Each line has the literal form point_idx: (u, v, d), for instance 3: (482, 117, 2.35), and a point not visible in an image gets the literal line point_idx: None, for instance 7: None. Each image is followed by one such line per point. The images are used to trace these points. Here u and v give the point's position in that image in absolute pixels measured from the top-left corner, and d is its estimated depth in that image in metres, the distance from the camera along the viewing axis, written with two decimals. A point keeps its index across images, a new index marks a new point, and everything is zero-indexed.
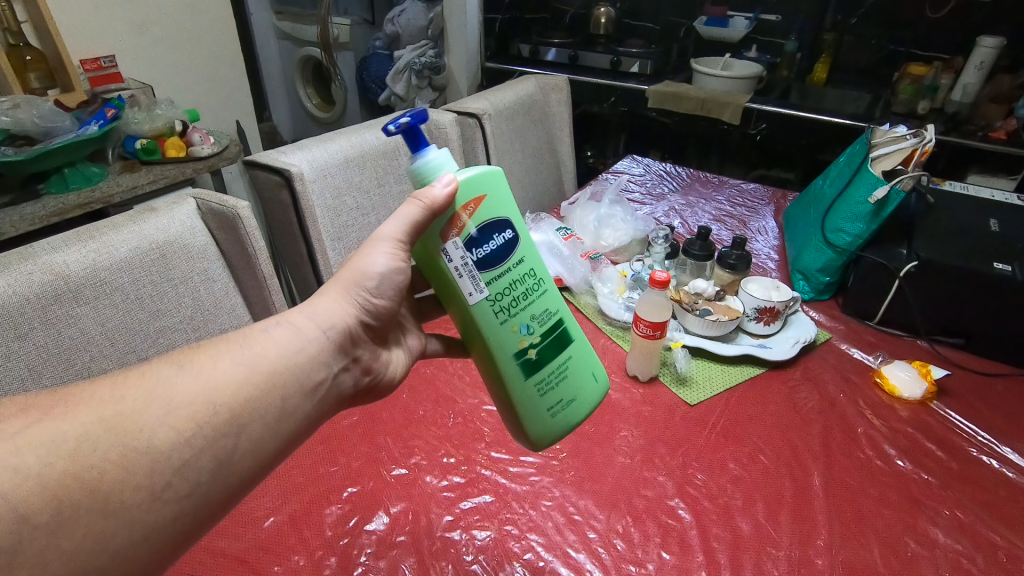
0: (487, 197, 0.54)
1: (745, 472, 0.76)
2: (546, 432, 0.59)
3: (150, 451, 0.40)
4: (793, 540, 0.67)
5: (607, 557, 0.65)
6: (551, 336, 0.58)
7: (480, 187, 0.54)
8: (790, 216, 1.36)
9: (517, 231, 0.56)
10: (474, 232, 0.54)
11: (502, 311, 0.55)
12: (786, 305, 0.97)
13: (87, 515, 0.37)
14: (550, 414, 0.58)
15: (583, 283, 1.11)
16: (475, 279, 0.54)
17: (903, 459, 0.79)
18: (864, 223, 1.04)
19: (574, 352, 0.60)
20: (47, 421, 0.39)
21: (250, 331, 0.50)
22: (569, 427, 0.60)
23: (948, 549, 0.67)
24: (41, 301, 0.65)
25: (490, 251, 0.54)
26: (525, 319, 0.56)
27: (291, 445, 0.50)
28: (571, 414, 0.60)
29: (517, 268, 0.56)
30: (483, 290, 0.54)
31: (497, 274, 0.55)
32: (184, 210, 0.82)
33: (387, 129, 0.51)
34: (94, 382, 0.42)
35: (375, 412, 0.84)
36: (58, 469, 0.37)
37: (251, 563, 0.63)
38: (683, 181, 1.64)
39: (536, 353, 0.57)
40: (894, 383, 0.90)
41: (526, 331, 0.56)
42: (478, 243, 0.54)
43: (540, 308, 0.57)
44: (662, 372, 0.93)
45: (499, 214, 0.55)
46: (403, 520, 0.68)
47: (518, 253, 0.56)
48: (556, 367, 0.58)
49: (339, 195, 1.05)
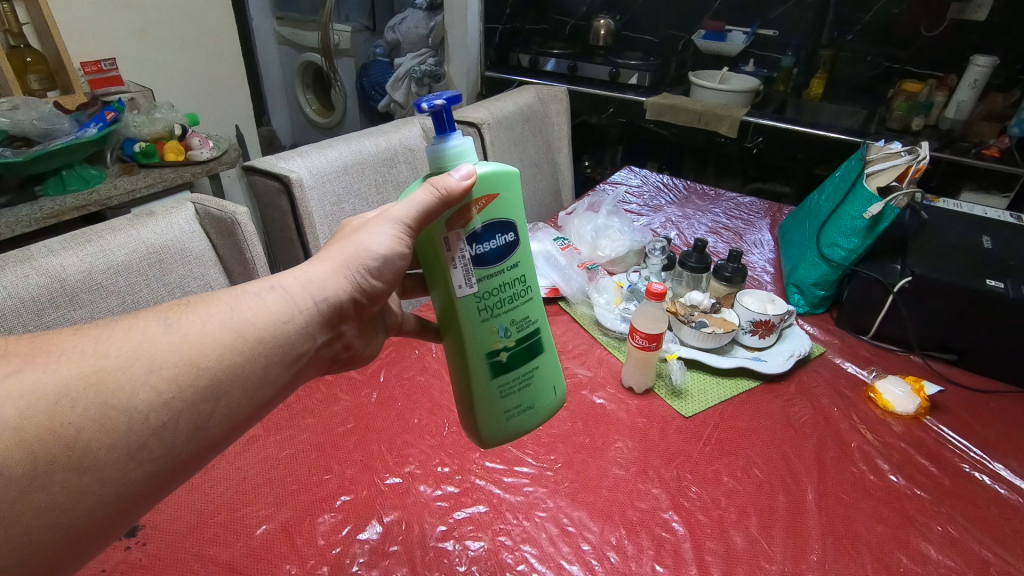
0: (501, 197, 0.55)
1: (739, 485, 0.76)
2: (499, 433, 0.59)
3: (127, 411, 0.41)
4: (787, 555, 0.67)
5: (601, 570, 0.65)
6: (525, 343, 0.59)
7: (495, 185, 0.54)
8: (786, 229, 1.37)
9: (518, 237, 0.57)
10: (479, 227, 0.54)
11: (485, 309, 0.56)
12: (781, 318, 0.98)
13: (61, 470, 0.39)
14: (505, 416, 0.59)
15: (580, 293, 1.11)
16: (467, 273, 0.54)
17: (896, 475, 0.79)
18: (859, 238, 1.05)
19: (543, 364, 0.61)
20: (28, 372, 0.39)
21: (240, 292, 0.50)
22: (522, 433, 0.60)
23: (940, 565, 0.67)
24: (37, 304, 0.65)
25: (491, 251, 0.55)
26: (503, 323, 0.57)
27: (269, 407, 0.50)
28: (523, 422, 0.60)
29: (509, 273, 0.56)
30: (472, 285, 0.55)
31: (489, 272, 0.55)
32: (183, 214, 0.82)
33: (419, 107, 0.51)
34: (81, 334, 0.43)
35: (370, 420, 0.83)
36: (36, 424, 0.38)
37: (243, 571, 0.63)
38: (680, 192, 1.65)
39: (507, 356, 0.58)
40: (888, 399, 0.90)
41: (502, 335, 0.57)
42: (480, 239, 0.54)
43: (521, 315, 0.58)
44: (657, 385, 0.93)
45: (508, 216, 0.56)
46: (396, 530, 0.68)
47: (515, 259, 0.57)
48: (522, 374, 0.59)
49: (337, 201, 1.05)
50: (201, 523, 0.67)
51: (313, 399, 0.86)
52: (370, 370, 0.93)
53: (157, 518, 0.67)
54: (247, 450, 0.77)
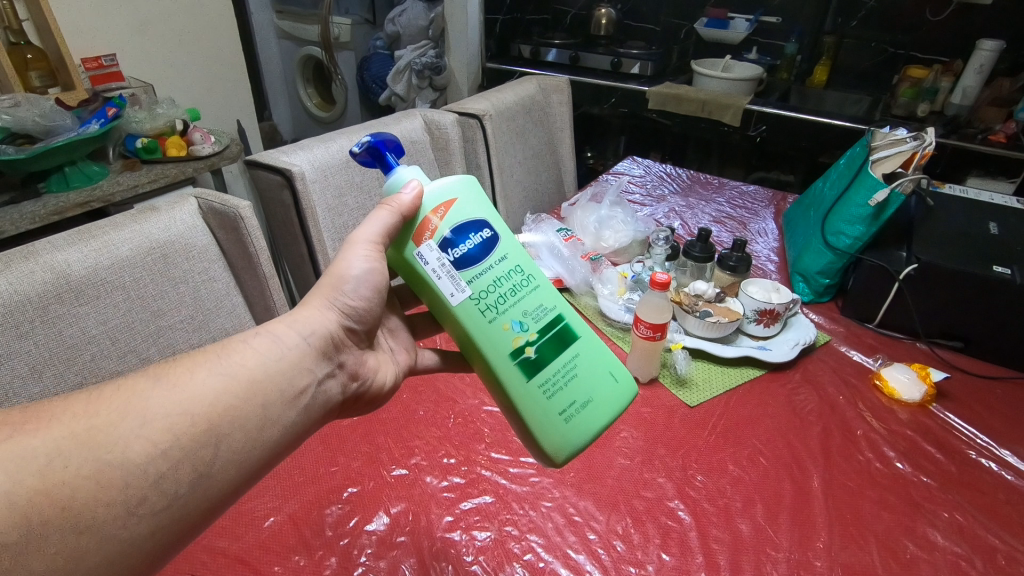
0: (459, 200, 0.55)
1: (744, 474, 0.76)
2: (562, 439, 0.56)
3: (124, 467, 0.40)
4: (793, 543, 0.68)
5: (607, 559, 0.65)
6: (551, 332, 0.56)
7: (450, 192, 0.55)
8: (790, 218, 1.36)
9: (495, 231, 0.56)
10: (447, 233, 0.54)
11: (489, 310, 0.54)
12: (786, 307, 0.97)
13: (57, 535, 0.37)
14: (562, 418, 0.56)
15: (583, 284, 1.11)
16: (454, 278, 0.53)
17: (903, 462, 0.79)
18: (864, 226, 1.04)
19: (580, 349, 0.58)
20: (18, 437, 0.38)
21: (229, 342, 0.49)
22: (587, 432, 0.57)
23: (947, 552, 0.67)
24: (42, 301, 0.65)
25: (470, 248, 0.54)
26: (519, 315, 0.55)
27: (276, 455, 0.49)
28: (586, 418, 0.57)
29: (500, 265, 0.55)
30: (464, 288, 0.53)
31: (477, 272, 0.54)
32: (185, 209, 0.82)
33: (352, 151, 0.55)
34: (68, 398, 0.41)
35: (375, 412, 0.84)
36: (28, 488, 0.36)
37: (252, 563, 0.63)
38: (683, 182, 1.64)
39: (535, 351, 0.56)
40: (894, 386, 0.90)
41: (521, 328, 0.55)
42: (453, 244, 0.54)
43: (532, 304, 0.56)
44: (662, 374, 0.93)
45: (476, 214, 0.55)
46: (403, 521, 0.68)
47: (501, 250, 0.56)
48: (560, 365, 0.56)
49: (339, 195, 1.05)
50: None
51: None
52: None
53: None
54: None
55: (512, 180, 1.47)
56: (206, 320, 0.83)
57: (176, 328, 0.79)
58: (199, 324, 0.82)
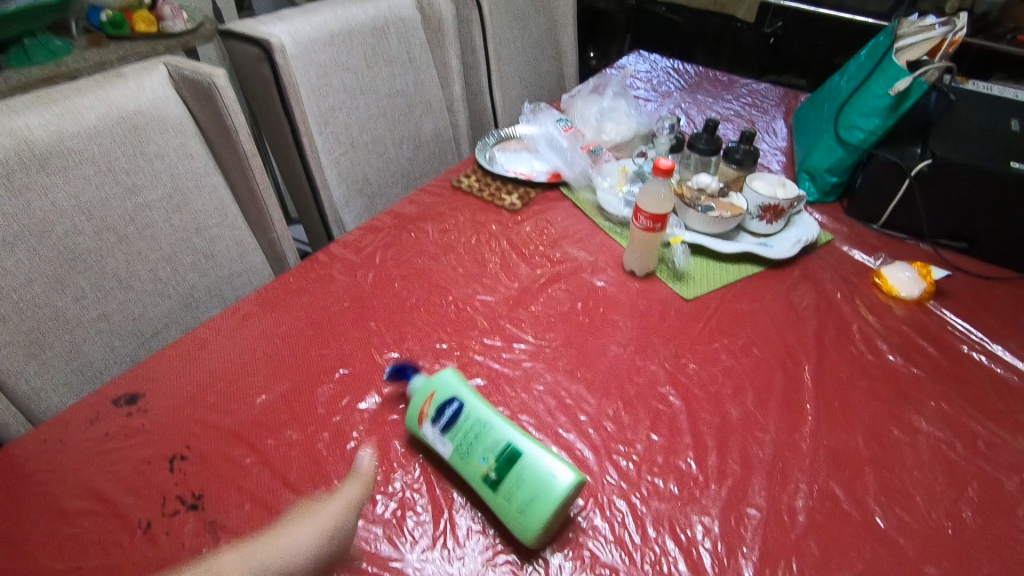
0: (438, 387, 0.62)
1: (736, 363, 0.76)
2: (512, 510, 0.54)
3: None
4: (781, 426, 0.69)
5: (597, 438, 0.66)
6: (507, 463, 0.56)
7: (432, 385, 0.62)
8: (801, 116, 1.29)
9: (468, 404, 0.60)
10: (433, 410, 0.61)
11: (462, 452, 0.59)
12: (792, 203, 0.94)
13: None
14: (512, 500, 0.55)
15: (582, 177, 1.07)
16: (438, 436, 0.60)
17: (895, 355, 0.79)
18: (881, 119, 0.99)
19: (531, 465, 0.55)
20: None
21: None
22: (540, 503, 0.53)
23: (931, 437, 0.68)
24: (6, 169, 0.64)
25: (445, 426, 0.60)
26: (480, 451, 0.58)
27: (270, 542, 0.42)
28: (539, 464, 0.55)
29: (468, 421, 0.59)
30: (445, 441, 0.60)
31: (454, 430, 0.59)
32: (155, 77, 0.78)
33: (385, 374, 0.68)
34: None
35: (367, 299, 0.83)
36: None
37: (245, 437, 0.63)
38: (691, 78, 1.55)
39: (496, 477, 0.56)
40: (893, 283, 0.88)
41: (483, 461, 0.57)
42: (437, 416, 0.61)
43: (492, 441, 0.57)
44: (659, 269, 0.91)
45: (451, 393, 0.61)
46: (395, 400, 0.68)
47: (470, 407, 0.60)
48: (516, 480, 0.55)
49: (324, 73, 0.98)
50: (200, 392, 0.68)
51: (307, 279, 0.85)
52: (366, 253, 0.91)
53: (158, 387, 0.68)
54: (243, 326, 0.76)
55: (508, 70, 1.38)
56: (187, 200, 0.81)
57: (154, 207, 0.78)
58: (179, 204, 0.80)
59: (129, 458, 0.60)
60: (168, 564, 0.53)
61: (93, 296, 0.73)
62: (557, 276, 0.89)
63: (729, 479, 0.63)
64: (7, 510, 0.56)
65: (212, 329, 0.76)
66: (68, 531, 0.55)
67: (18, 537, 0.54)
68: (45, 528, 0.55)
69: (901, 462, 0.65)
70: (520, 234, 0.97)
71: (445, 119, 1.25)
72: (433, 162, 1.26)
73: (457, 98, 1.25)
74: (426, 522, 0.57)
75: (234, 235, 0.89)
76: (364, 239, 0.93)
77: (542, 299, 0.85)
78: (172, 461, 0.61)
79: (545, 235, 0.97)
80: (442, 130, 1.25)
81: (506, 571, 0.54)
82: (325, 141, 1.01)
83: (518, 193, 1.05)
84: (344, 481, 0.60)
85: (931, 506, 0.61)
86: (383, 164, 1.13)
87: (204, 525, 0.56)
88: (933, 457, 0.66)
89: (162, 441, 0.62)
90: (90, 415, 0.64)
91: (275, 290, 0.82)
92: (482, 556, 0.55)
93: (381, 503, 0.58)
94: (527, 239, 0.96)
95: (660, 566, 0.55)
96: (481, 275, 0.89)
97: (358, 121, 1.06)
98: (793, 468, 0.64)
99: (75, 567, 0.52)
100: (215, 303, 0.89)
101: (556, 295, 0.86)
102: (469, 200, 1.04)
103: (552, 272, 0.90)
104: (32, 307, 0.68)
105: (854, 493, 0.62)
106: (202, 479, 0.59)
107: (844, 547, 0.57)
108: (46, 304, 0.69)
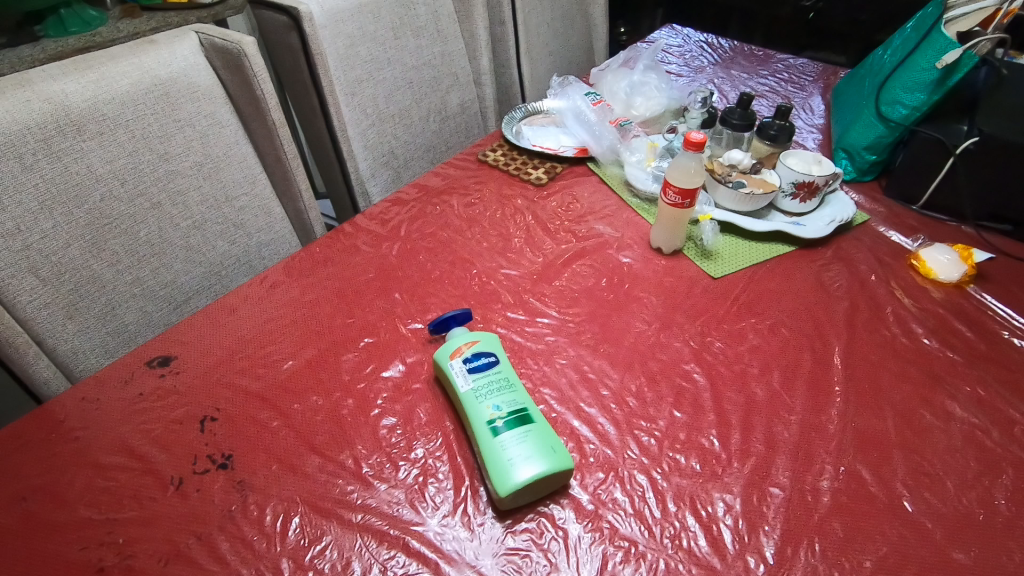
0: (481, 341, 0.66)
1: (763, 342, 0.75)
2: (502, 461, 0.55)
3: None
4: (807, 407, 0.67)
5: (619, 413, 0.66)
6: (521, 420, 0.58)
7: (478, 337, 0.66)
8: (840, 92, 1.25)
9: (504, 364, 0.64)
10: (469, 354, 0.64)
11: (481, 393, 0.60)
12: (827, 180, 0.91)
13: None
14: (510, 449, 0.55)
15: (610, 152, 1.05)
16: (465, 374, 0.62)
17: (930, 338, 0.76)
18: (926, 94, 0.95)
19: (542, 435, 0.57)
20: None
21: None
22: (531, 467, 0.54)
23: (964, 422, 0.66)
24: (44, 132, 0.65)
25: (476, 368, 0.62)
26: (498, 400, 0.59)
27: None
28: (536, 441, 0.56)
29: (497, 373, 0.62)
30: (469, 381, 0.61)
31: (483, 375, 0.62)
32: (186, 43, 0.79)
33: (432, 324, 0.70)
34: None
35: (392, 271, 0.83)
36: None
37: (272, 401, 0.65)
38: (725, 53, 1.50)
39: (503, 425, 0.57)
40: (931, 266, 0.85)
41: (497, 409, 0.59)
42: (471, 360, 0.63)
43: (514, 397, 0.60)
44: (687, 247, 0.89)
45: (495, 352, 0.65)
46: (418, 369, 0.69)
47: (503, 365, 0.64)
48: (521, 435, 0.56)
49: (352, 44, 0.98)
50: (229, 357, 0.69)
51: (334, 250, 0.85)
52: (391, 225, 0.91)
53: (189, 350, 0.69)
54: (271, 294, 0.78)
55: (537, 43, 1.36)
56: (217, 168, 0.83)
57: (185, 173, 0.79)
58: (209, 172, 0.82)
59: (161, 417, 0.62)
60: (198, 518, 0.55)
61: (127, 261, 0.75)
62: (582, 251, 0.88)
63: (752, 457, 0.62)
64: (48, 463, 0.58)
65: (241, 296, 0.77)
66: (105, 484, 0.57)
67: (58, 488, 0.56)
68: (82, 481, 0.57)
69: (932, 447, 0.64)
70: (545, 209, 0.96)
71: (472, 92, 1.24)
72: (459, 137, 1.26)
73: (485, 71, 1.23)
74: (447, 488, 0.58)
75: (263, 205, 0.90)
76: (389, 211, 0.94)
77: (566, 274, 0.84)
78: (203, 422, 0.62)
79: (571, 210, 0.96)
80: (468, 104, 1.24)
81: (525, 539, 0.54)
82: (352, 112, 1.01)
83: (544, 167, 1.04)
84: (367, 446, 0.61)
85: (962, 492, 0.60)
86: (409, 136, 1.13)
87: (232, 483, 0.57)
88: (965, 443, 0.64)
89: (193, 402, 0.64)
90: (125, 375, 0.66)
91: (302, 259, 0.83)
92: (501, 524, 0.55)
93: (403, 469, 0.59)
94: (552, 214, 0.95)
95: (679, 541, 0.55)
96: (506, 249, 0.88)
97: (385, 92, 1.06)
98: (818, 449, 0.63)
99: (111, 518, 0.54)
100: (244, 272, 0.91)
101: (580, 271, 0.85)
102: (494, 174, 1.04)
103: (577, 248, 0.89)
104: (70, 270, 0.70)
105: (881, 475, 0.61)
106: (231, 439, 0.61)
107: (869, 529, 0.56)
108: (82, 268, 0.71)
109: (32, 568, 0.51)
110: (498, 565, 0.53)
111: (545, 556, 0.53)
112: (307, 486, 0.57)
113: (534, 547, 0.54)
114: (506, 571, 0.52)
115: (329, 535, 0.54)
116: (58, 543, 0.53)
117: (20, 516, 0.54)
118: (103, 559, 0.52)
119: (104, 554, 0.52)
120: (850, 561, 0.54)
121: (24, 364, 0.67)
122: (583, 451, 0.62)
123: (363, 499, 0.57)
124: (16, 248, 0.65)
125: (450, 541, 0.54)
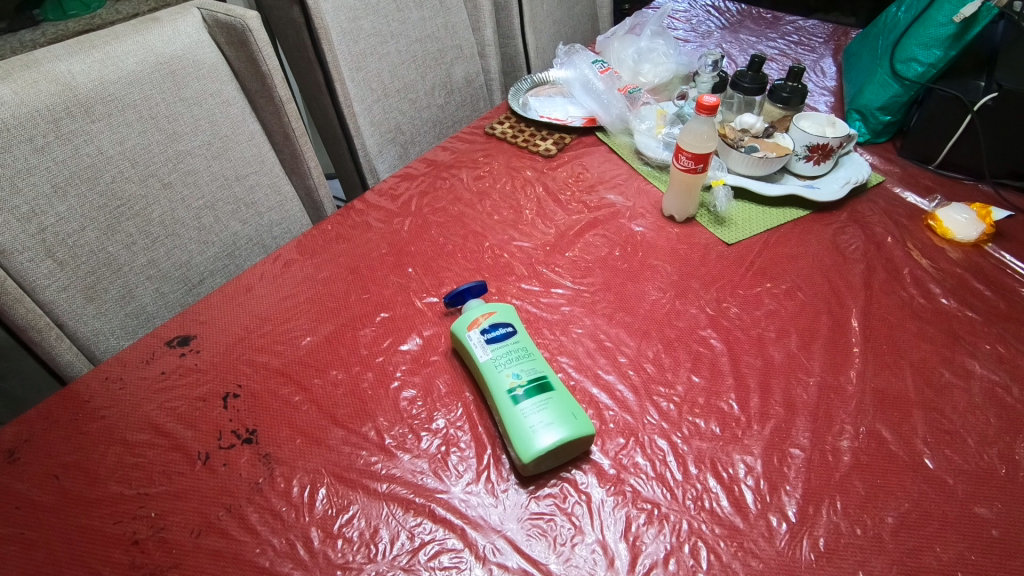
0: (497, 311, 0.65)
1: (779, 306, 0.75)
2: (526, 433, 0.55)
3: None
4: (826, 368, 0.67)
5: (637, 379, 0.66)
6: (541, 389, 0.58)
7: (495, 308, 0.66)
8: (852, 52, 1.22)
9: (520, 333, 0.64)
10: (486, 325, 0.64)
11: (500, 363, 0.60)
12: (841, 142, 0.90)
13: None
14: (532, 421, 0.55)
15: (618, 121, 1.04)
16: (484, 345, 0.62)
17: (948, 298, 0.76)
18: (943, 49, 0.92)
19: (561, 402, 0.57)
20: None
21: None
22: (555, 436, 0.54)
23: (984, 379, 0.66)
24: (52, 114, 0.65)
25: (495, 339, 0.63)
26: (518, 368, 0.60)
27: None
28: (556, 409, 0.56)
29: (516, 343, 0.62)
30: (488, 350, 0.62)
31: (500, 346, 0.62)
32: (189, 20, 0.78)
33: (448, 297, 0.70)
34: None
35: (404, 245, 0.83)
36: None
37: (291, 375, 0.65)
38: (732, 17, 1.47)
39: (521, 393, 0.57)
40: (948, 226, 0.84)
41: (517, 377, 0.59)
42: (488, 332, 0.63)
43: (532, 367, 0.60)
44: (700, 214, 0.89)
45: (513, 322, 0.65)
46: (436, 342, 0.69)
47: (520, 335, 0.64)
48: (541, 404, 0.56)
49: (354, 17, 0.96)
50: (248, 335, 0.70)
51: (345, 227, 0.85)
52: (402, 201, 0.91)
53: (207, 330, 0.70)
54: (285, 272, 0.78)
55: (540, 12, 1.33)
56: (226, 147, 0.83)
57: (194, 153, 0.79)
58: (219, 150, 0.82)
59: (186, 395, 0.63)
60: (227, 491, 0.56)
61: (142, 242, 0.76)
62: (594, 222, 0.88)
63: (771, 420, 0.62)
64: (76, 441, 0.59)
65: (256, 276, 0.77)
66: (134, 460, 0.58)
67: (88, 465, 0.57)
68: (112, 458, 0.58)
69: (952, 405, 0.63)
70: (556, 179, 0.95)
71: (477, 65, 1.23)
72: (465, 110, 1.24)
73: (489, 42, 1.21)
74: (469, 457, 0.58)
75: (272, 184, 0.90)
76: (399, 186, 0.93)
77: (579, 245, 0.84)
78: (226, 398, 0.63)
79: (581, 180, 0.95)
80: (472, 77, 1.23)
81: (549, 504, 0.55)
82: (358, 88, 0.99)
83: (553, 138, 1.03)
84: (389, 418, 0.61)
85: (983, 449, 0.60)
86: (415, 112, 1.12)
87: (258, 457, 0.58)
88: (986, 400, 0.64)
89: (214, 379, 0.65)
90: (146, 355, 0.67)
91: (315, 238, 0.83)
92: (525, 490, 0.56)
93: (425, 439, 0.60)
94: (563, 184, 0.95)
95: (702, 502, 0.56)
96: (517, 221, 0.88)
97: (389, 67, 1.04)
98: (838, 410, 0.63)
99: (143, 493, 0.55)
100: (258, 250, 0.91)
101: (593, 241, 0.84)
102: (503, 146, 1.03)
103: (590, 218, 0.88)
104: (87, 253, 0.71)
105: (903, 434, 0.61)
106: (254, 415, 0.62)
107: (891, 487, 0.56)
108: (98, 251, 0.72)
109: (69, 541, 0.52)
110: (523, 529, 0.53)
111: (569, 520, 0.54)
112: (331, 458, 0.58)
113: (558, 511, 0.55)
114: (532, 535, 0.53)
115: (356, 504, 0.55)
116: (93, 517, 0.54)
117: (54, 492, 0.55)
118: (137, 531, 0.53)
119: (138, 527, 0.53)
120: (871, 517, 0.54)
121: (47, 347, 0.68)
122: (603, 417, 0.62)
123: (387, 469, 0.57)
124: (32, 232, 0.65)
125: (475, 507, 0.55)
